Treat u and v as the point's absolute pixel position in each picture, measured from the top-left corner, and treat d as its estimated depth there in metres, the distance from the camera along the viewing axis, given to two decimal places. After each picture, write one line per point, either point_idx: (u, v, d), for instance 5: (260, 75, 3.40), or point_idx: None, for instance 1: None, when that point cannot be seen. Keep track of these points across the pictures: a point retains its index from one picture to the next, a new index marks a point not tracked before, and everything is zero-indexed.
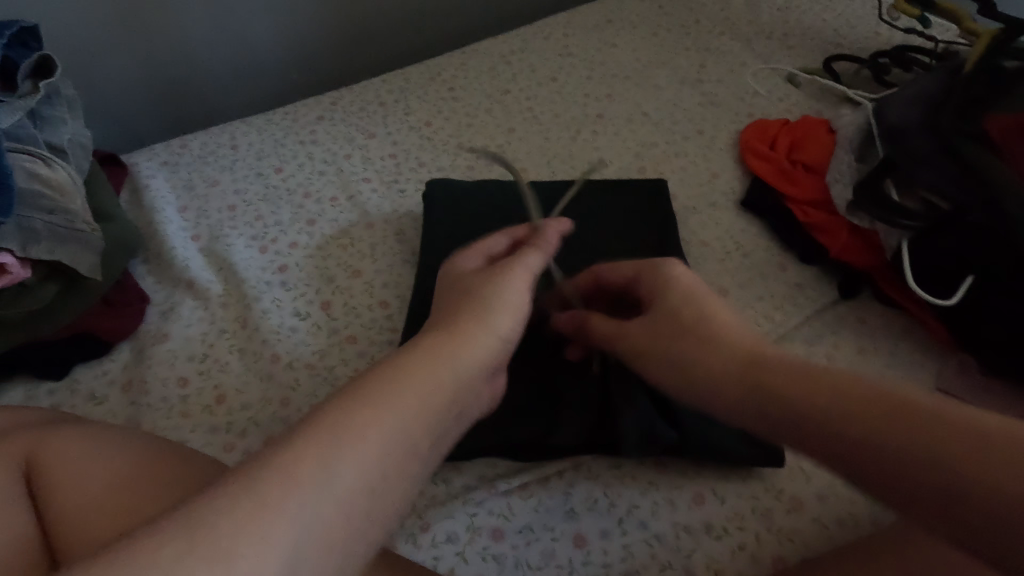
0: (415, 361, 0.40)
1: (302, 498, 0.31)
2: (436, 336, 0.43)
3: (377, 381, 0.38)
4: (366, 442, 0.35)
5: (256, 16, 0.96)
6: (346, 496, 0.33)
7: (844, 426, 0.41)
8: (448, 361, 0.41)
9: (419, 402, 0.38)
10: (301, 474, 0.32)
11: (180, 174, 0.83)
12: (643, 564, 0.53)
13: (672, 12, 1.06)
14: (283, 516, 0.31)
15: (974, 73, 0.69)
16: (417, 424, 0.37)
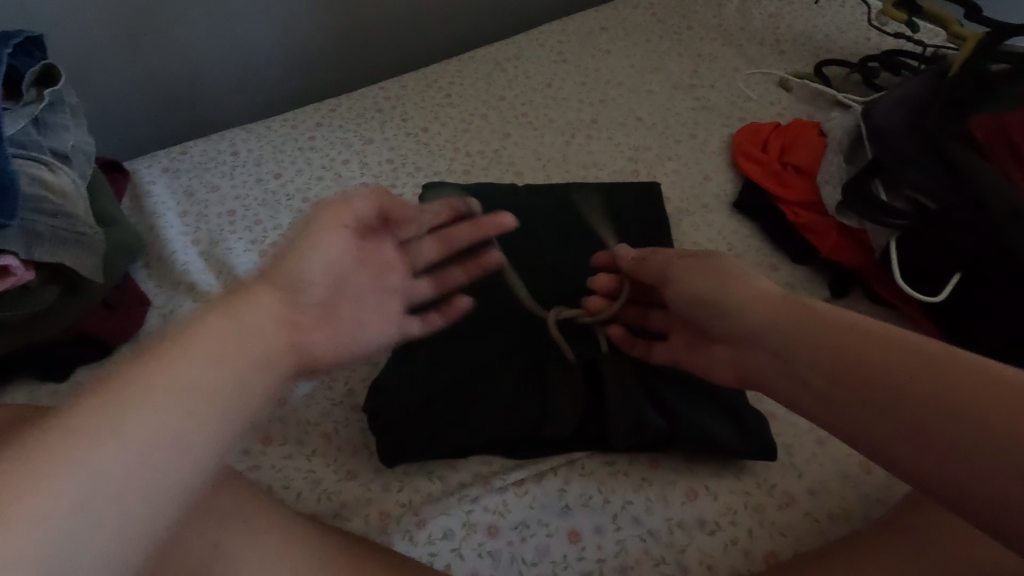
0: (194, 340, 0.46)
1: (76, 468, 0.37)
2: (164, 353, 0.45)
3: (129, 373, 0.43)
4: (59, 472, 0.37)
5: (255, 25, 0.97)
6: (92, 490, 0.37)
7: (871, 391, 0.41)
8: (218, 333, 0.47)
9: (155, 417, 0.41)
10: (59, 467, 0.37)
11: (181, 180, 0.84)
12: (636, 559, 0.54)
13: (665, 19, 1.08)
14: (63, 482, 0.37)
15: (960, 75, 0.71)
16: (151, 434, 0.40)
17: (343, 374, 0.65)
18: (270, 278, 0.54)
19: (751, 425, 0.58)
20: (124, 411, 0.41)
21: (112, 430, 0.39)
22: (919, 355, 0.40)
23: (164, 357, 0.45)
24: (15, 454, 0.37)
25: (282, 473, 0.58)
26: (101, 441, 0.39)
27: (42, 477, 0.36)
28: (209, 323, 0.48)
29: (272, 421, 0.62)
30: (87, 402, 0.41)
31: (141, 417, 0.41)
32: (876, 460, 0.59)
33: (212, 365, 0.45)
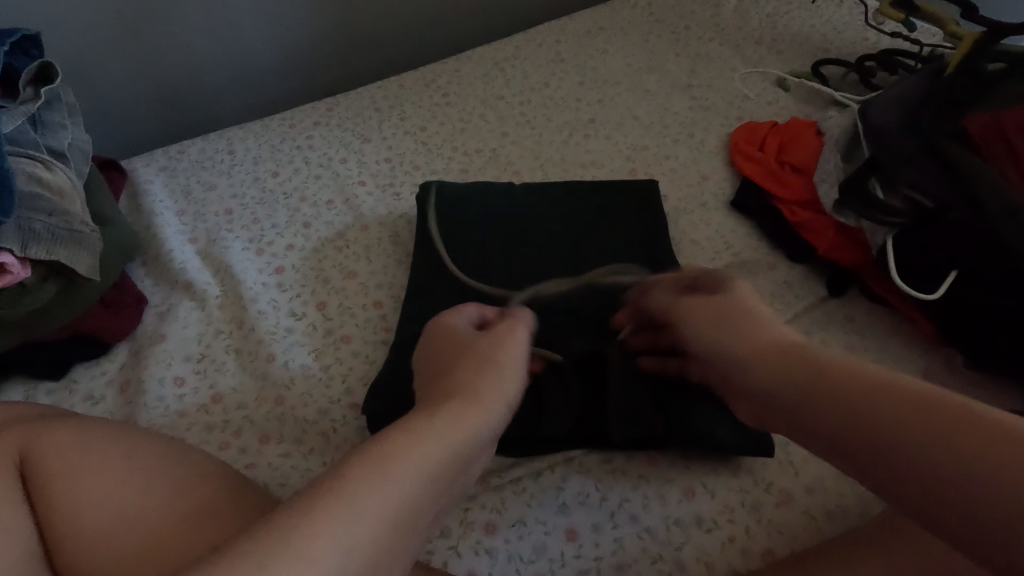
0: (432, 413, 0.46)
1: (353, 520, 0.36)
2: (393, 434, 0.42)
3: (392, 438, 0.42)
4: (347, 520, 0.35)
5: (252, 25, 0.97)
6: (369, 550, 0.35)
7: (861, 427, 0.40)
8: (458, 410, 0.47)
9: (414, 476, 0.40)
10: (337, 522, 0.35)
11: (179, 179, 0.84)
12: (633, 557, 0.54)
13: (663, 18, 1.08)
14: (347, 534, 0.35)
15: (955, 74, 0.71)
16: (392, 508, 0.38)
17: (340, 373, 0.65)
18: (486, 354, 0.53)
19: (747, 421, 0.58)
20: (400, 472, 0.39)
21: (405, 482, 0.39)
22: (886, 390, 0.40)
23: (421, 423, 0.44)
24: (330, 510, 0.35)
25: (279, 472, 0.58)
26: (380, 501, 0.37)
27: (330, 527, 0.35)
28: (456, 403, 0.47)
29: (270, 421, 0.62)
30: (354, 465, 0.39)
31: (405, 479, 0.39)
32: None
33: (452, 438, 0.44)
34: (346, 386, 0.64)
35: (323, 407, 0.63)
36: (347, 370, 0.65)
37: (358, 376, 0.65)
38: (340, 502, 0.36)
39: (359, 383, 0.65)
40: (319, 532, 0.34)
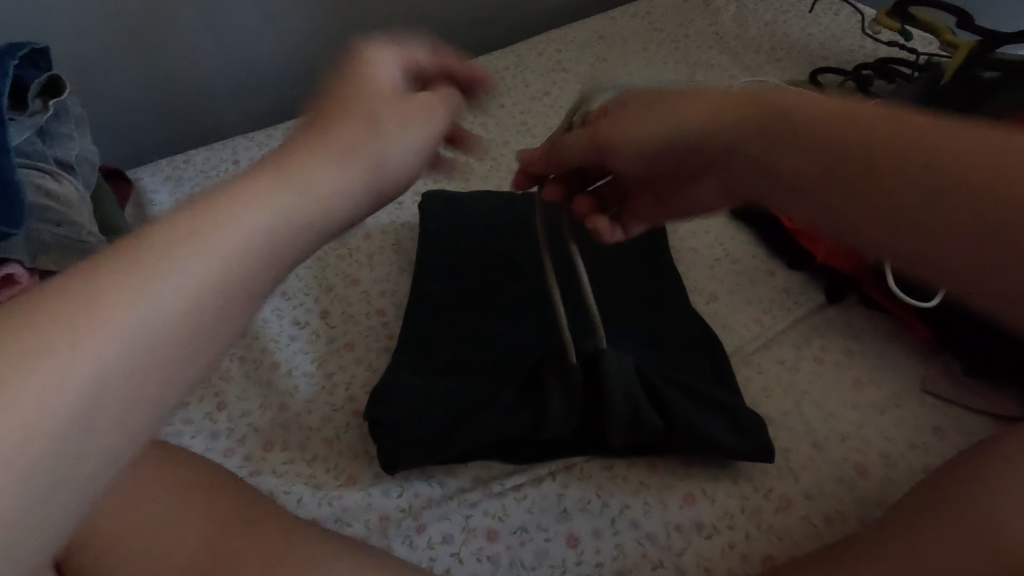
0: (238, 188, 0.34)
1: (81, 344, 0.27)
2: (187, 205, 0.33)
3: (147, 232, 0.31)
4: (120, 306, 0.28)
5: (256, 35, 0.99)
6: (103, 360, 0.27)
7: (867, 210, 0.36)
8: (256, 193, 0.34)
9: (200, 251, 0.31)
10: (76, 334, 0.27)
11: (183, 188, 0.85)
12: (634, 563, 0.54)
13: (662, 27, 1.09)
14: (73, 348, 0.27)
15: (951, 83, 0.72)
16: (205, 289, 0.31)
17: (343, 380, 0.66)
18: (367, 108, 0.42)
19: (748, 425, 0.58)
20: (136, 279, 0.29)
21: (147, 282, 0.30)
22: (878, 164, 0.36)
23: (192, 211, 0.33)
24: (53, 310, 0.28)
25: (284, 478, 0.59)
26: (94, 306, 0.28)
27: (40, 356, 0.26)
28: (231, 190, 0.34)
29: (274, 427, 0.62)
30: (106, 262, 0.30)
31: (152, 288, 0.29)
32: (872, 464, 0.59)
33: (274, 220, 0.34)
34: (349, 393, 0.65)
35: (326, 414, 0.63)
36: (350, 378, 0.66)
37: (361, 384, 0.66)
38: (67, 303, 0.28)
39: (362, 390, 0.65)
40: (32, 358, 0.26)
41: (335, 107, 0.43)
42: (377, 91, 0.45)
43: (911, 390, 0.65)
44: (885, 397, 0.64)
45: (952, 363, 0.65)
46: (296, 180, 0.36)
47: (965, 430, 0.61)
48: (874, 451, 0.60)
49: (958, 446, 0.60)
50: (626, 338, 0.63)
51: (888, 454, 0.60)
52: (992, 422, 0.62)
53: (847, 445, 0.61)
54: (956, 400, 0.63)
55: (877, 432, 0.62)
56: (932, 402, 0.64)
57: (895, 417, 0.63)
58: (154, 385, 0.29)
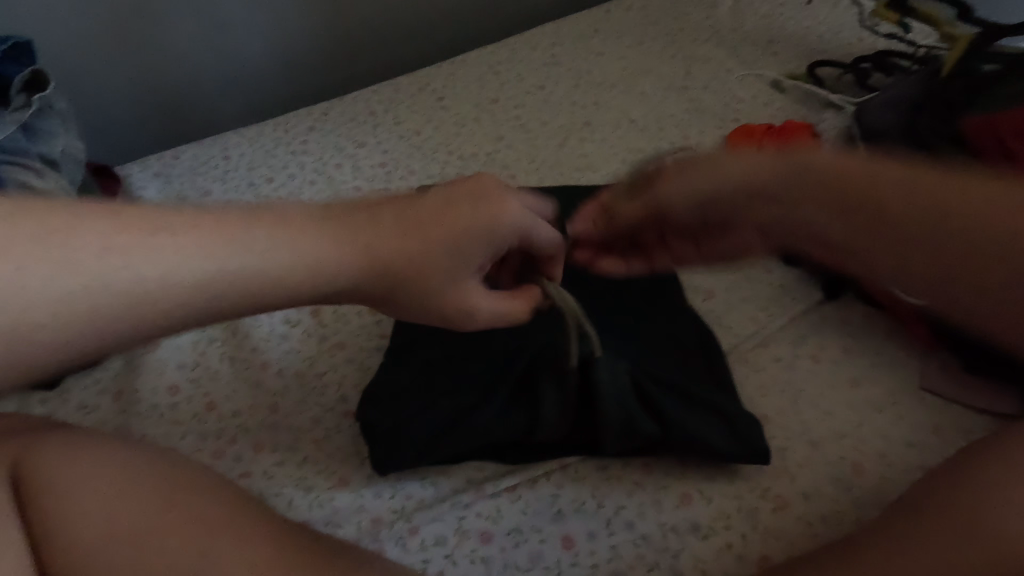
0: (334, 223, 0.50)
1: (131, 252, 0.42)
2: (329, 212, 0.50)
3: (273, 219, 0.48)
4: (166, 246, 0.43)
5: (245, 28, 0.97)
6: (120, 275, 0.41)
7: (874, 212, 0.53)
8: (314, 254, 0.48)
9: (238, 257, 0.45)
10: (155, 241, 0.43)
11: (172, 184, 0.84)
12: (629, 564, 0.54)
13: (658, 20, 1.08)
14: (118, 266, 0.41)
15: (950, 77, 0.71)
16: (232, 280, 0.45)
17: (335, 380, 0.65)
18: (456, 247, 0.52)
19: (745, 427, 0.57)
20: (211, 239, 0.44)
21: (205, 255, 0.44)
22: (884, 212, 0.52)
23: (296, 223, 0.48)
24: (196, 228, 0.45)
25: (274, 480, 0.58)
26: (165, 249, 0.43)
27: (70, 251, 0.40)
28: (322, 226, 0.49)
29: (264, 428, 0.61)
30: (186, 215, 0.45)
31: (240, 244, 0.46)
32: (870, 463, 0.59)
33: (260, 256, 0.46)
34: (341, 394, 0.64)
35: (317, 414, 0.62)
36: (342, 378, 0.65)
37: (352, 384, 0.65)
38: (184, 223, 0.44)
39: (353, 390, 0.64)
40: (84, 259, 0.40)
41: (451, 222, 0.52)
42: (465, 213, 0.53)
43: (909, 388, 0.64)
44: (883, 395, 0.63)
45: (950, 360, 0.64)
46: (412, 216, 0.52)
47: (964, 428, 0.61)
48: (872, 450, 0.60)
49: (956, 445, 0.60)
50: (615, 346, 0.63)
51: (886, 453, 0.59)
52: (991, 420, 0.61)
53: (844, 444, 0.60)
54: (955, 398, 0.62)
55: (875, 431, 0.61)
56: (930, 400, 0.63)
57: (893, 416, 0.62)
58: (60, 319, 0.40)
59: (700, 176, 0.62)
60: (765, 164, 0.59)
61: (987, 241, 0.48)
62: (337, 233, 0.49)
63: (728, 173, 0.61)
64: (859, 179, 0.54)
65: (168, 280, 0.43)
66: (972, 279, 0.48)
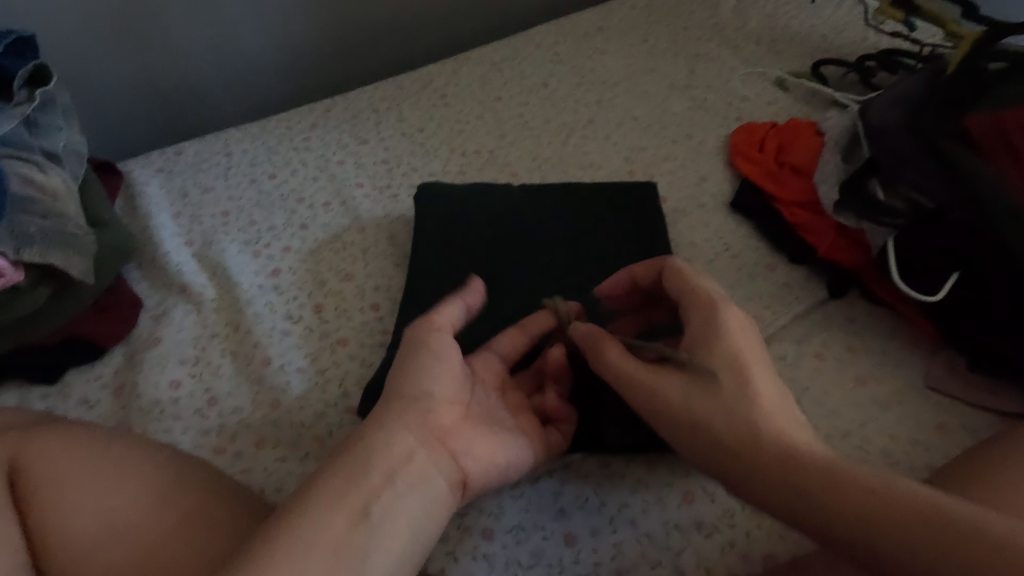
0: (308, 506, 0.44)
1: None
2: (293, 514, 0.43)
3: (260, 554, 0.41)
4: None
5: (248, 26, 0.97)
6: None
7: (824, 496, 0.43)
8: (334, 527, 0.43)
9: None
10: None
11: (175, 181, 0.84)
12: (633, 563, 0.53)
13: (662, 19, 1.08)
14: None
15: (955, 74, 0.71)
16: None
17: (336, 376, 0.65)
18: (433, 421, 0.51)
19: None
20: None
21: None
22: (890, 502, 0.41)
23: (293, 530, 0.42)
24: None
25: (274, 477, 0.58)
26: None
27: None
28: (324, 513, 0.43)
29: (265, 425, 0.61)
30: None
31: None
32: (875, 462, 0.58)
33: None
34: (343, 389, 0.64)
35: (318, 411, 0.62)
36: (343, 374, 0.65)
37: (354, 380, 0.64)
38: None
39: (354, 386, 0.64)
40: None
41: (414, 418, 0.50)
42: (427, 405, 0.51)
43: (914, 387, 0.64)
44: (887, 393, 0.63)
45: (956, 358, 0.64)
46: (379, 446, 0.48)
47: (970, 428, 0.60)
48: (877, 448, 0.59)
49: (962, 444, 0.59)
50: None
51: (891, 451, 0.59)
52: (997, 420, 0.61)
53: (849, 442, 0.60)
54: (960, 397, 0.62)
55: (879, 429, 0.61)
56: (935, 399, 0.63)
57: (898, 415, 0.62)
58: None
59: (696, 407, 0.51)
60: (717, 410, 0.50)
61: (983, 550, 0.37)
62: (344, 505, 0.44)
63: (748, 433, 0.48)
64: (825, 477, 0.44)
65: None
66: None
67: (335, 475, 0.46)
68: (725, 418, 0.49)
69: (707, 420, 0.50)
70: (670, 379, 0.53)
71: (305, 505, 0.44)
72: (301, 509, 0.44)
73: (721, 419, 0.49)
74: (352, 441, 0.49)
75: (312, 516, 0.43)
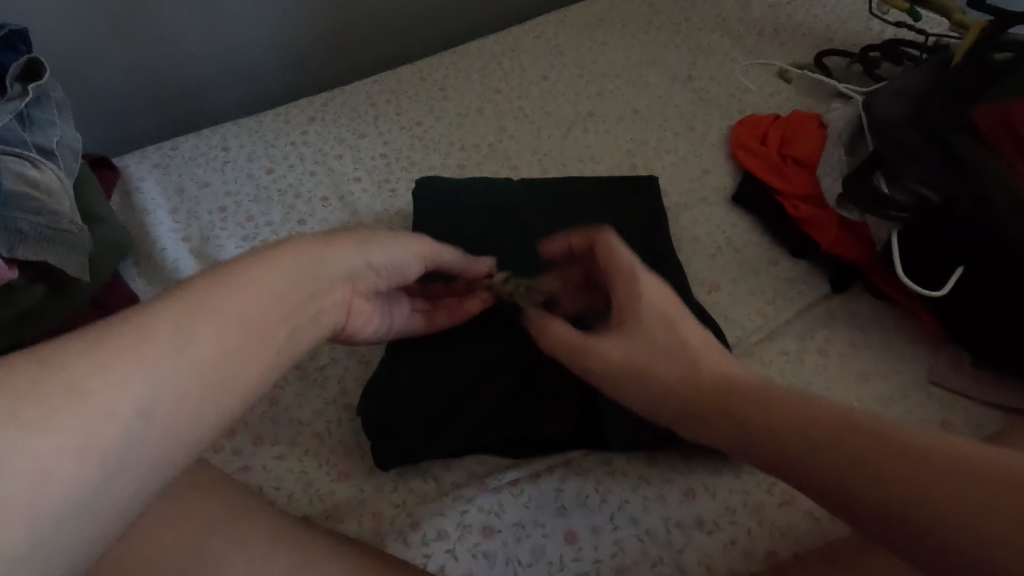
0: (266, 259, 0.41)
1: (115, 376, 0.31)
2: (258, 260, 0.41)
3: (210, 282, 0.38)
4: (159, 348, 0.33)
5: (243, 17, 0.96)
6: (149, 393, 0.32)
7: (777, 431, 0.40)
8: (285, 274, 0.42)
9: (226, 326, 0.37)
10: (143, 346, 0.33)
11: (172, 176, 0.83)
12: (633, 560, 0.53)
13: (663, 10, 1.06)
14: (130, 368, 0.31)
15: (963, 64, 0.70)
16: (236, 351, 0.37)
17: (335, 373, 0.64)
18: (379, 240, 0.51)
19: None
20: (183, 329, 0.34)
21: (192, 345, 0.34)
22: (850, 433, 0.37)
23: (248, 271, 0.40)
24: (150, 314, 0.34)
25: (274, 474, 0.58)
26: (145, 350, 0.33)
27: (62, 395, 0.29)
28: (280, 267, 0.42)
29: (264, 422, 0.61)
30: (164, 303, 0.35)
31: (227, 315, 0.37)
32: None
33: (250, 314, 0.38)
34: (342, 386, 0.63)
35: (319, 407, 0.62)
36: (343, 371, 0.64)
37: (354, 377, 0.64)
38: (153, 324, 0.34)
39: (354, 383, 0.64)
40: (96, 406, 0.30)
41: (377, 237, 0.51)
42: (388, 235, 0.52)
43: (917, 382, 0.63)
44: (890, 388, 0.63)
45: (960, 353, 0.63)
46: (344, 243, 0.48)
47: (974, 423, 0.60)
48: None
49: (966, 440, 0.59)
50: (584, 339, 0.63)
51: None
52: (1002, 415, 0.60)
53: None
54: (964, 392, 0.62)
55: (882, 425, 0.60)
56: (938, 394, 0.62)
57: (901, 411, 0.61)
58: (130, 434, 0.31)
59: (643, 360, 0.48)
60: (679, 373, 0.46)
61: (996, 481, 0.32)
62: (300, 273, 0.43)
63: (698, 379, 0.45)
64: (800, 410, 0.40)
65: (186, 387, 0.33)
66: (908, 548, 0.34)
67: (294, 244, 0.44)
68: (690, 377, 0.46)
69: (675, 382, 0.46)
70: (608, 343, 0.50)
71: (260, 257, 0.42)
72: (256, 259, 0.41)
73: (688, 387, 0.46)
74: (299, 241, 0.45)
75: (268, 265, 0.41)
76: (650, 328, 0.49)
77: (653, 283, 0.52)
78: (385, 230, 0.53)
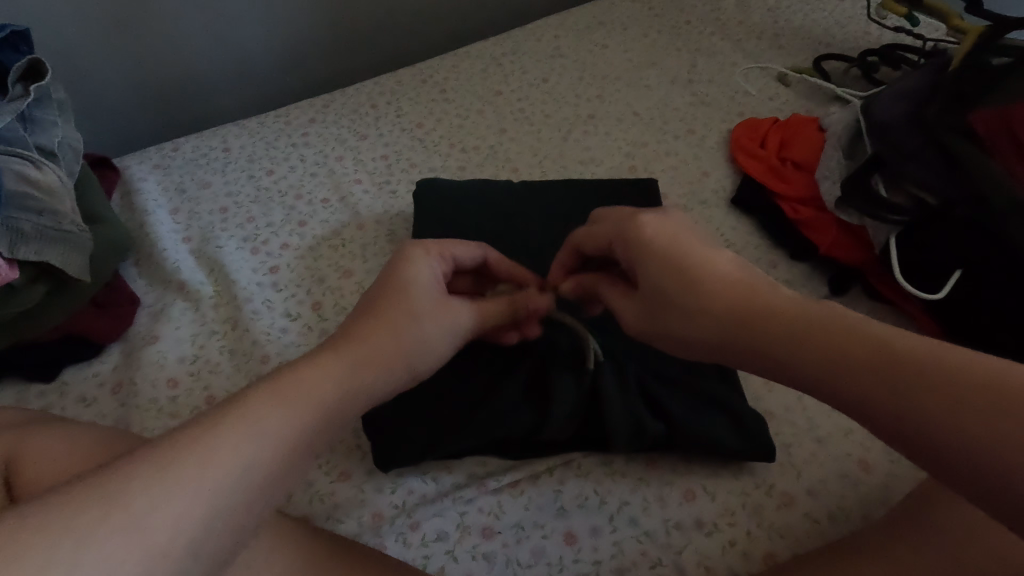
0: (302, 368, 0.42)
1: (148, 515, 0.31)
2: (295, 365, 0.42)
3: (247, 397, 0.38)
4: (192, 475, 0.33)
5: (245, 19, 0.96)
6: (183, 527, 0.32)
7: (819, 359, 0.37)
8: (319, 378, 0.41)
9: (258, 446, 0.36)
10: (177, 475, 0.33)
11: (173, 176, 0.83)
12: (633, 561, 0.53)
13: (663, 13, 1.07)
14: (166, 502, 0.32)
15: (962, 69, 0.70)
16: (267, 467, 0.36)
17: None
18: (420, 308, 0.50)
19: (750, 425, 0.57)
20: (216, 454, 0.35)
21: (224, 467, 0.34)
22: (880, 356, 0.35)
23: (283, 382, 0.40)
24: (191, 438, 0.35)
25: None
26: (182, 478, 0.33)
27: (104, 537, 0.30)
28: (312, 374, 0.42)
29: None
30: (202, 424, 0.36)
31: (260, 435, 0.37)
32: (876, 460, 0.58)
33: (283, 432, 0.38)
34: None
35: None
36: None
37: None
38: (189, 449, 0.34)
39: None
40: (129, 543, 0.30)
41: (413, 304, 0.50)
42: (426, 297, 0.51)
43: None
44: None
45: None
46: (379, 322, 0.48)
47: None
48: (878, 447, 0.59)
49: None
50: (605, 324, 0.64)
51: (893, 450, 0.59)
52: None
53: (852, 440, 0.59)
54: None
55: None
56: None
57: None
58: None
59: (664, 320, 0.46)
60: (698, 325, 0.43)
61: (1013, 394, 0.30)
62: (335, 366, 0.43)
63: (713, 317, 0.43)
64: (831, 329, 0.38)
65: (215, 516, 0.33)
66: (954, 477, 0.31)
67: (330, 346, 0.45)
68: (713, 319, 0.43)
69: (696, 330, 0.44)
70: (632, 305, 0.49)
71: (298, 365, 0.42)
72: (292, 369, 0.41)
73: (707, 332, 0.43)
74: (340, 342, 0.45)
75: (303, 372, 0.41)
76: (653, 277, 0.46)
77: (651, 226, 0.48)
78: (424, 293, 0.52)
